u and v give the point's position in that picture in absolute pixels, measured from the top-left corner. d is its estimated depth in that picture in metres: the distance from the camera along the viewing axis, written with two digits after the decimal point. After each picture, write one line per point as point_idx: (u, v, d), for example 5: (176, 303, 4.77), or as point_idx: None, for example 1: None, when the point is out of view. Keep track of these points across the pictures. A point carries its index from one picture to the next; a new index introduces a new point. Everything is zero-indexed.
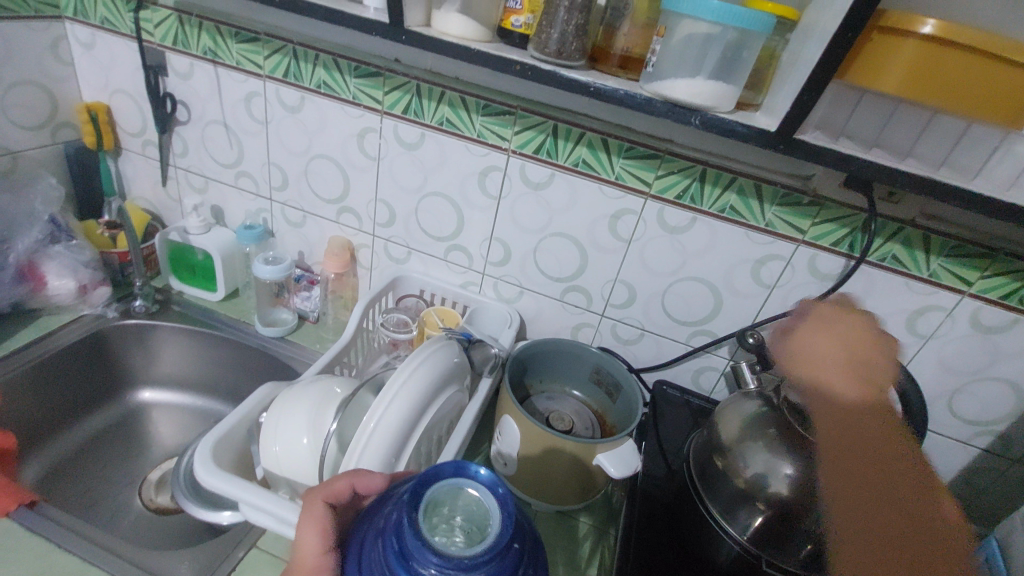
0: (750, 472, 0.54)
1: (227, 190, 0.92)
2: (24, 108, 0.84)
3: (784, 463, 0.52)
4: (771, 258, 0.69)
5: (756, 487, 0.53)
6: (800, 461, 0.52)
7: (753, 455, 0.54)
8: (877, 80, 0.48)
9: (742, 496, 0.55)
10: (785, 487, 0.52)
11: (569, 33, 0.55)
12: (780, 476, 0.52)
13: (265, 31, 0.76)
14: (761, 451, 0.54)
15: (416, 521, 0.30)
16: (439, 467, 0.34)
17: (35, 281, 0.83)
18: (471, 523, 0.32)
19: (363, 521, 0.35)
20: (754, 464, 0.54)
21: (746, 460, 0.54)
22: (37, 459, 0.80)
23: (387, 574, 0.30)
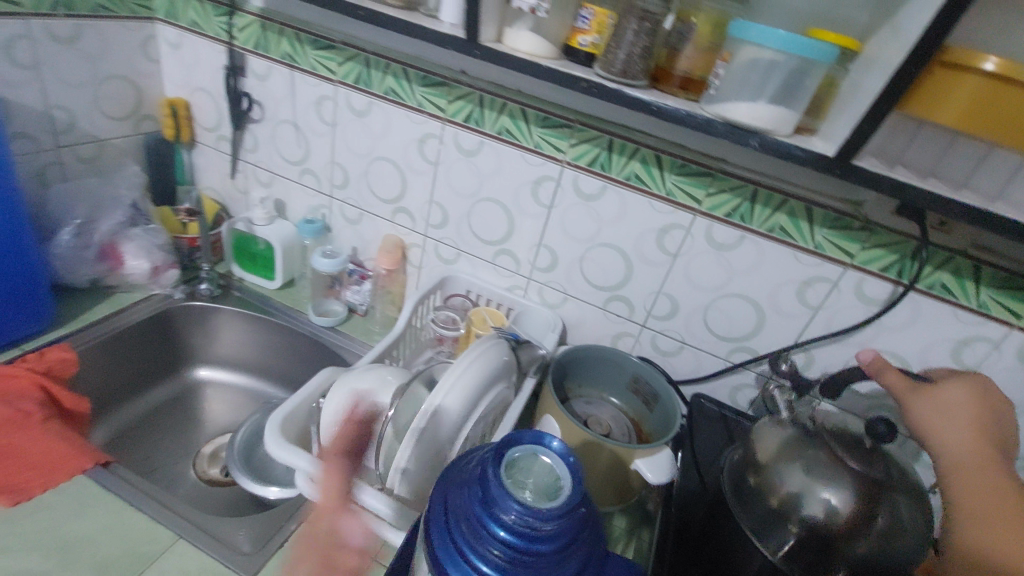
0: (786, 491, 0.55)
1: (291, 186, 0.98)
2: (115, 99, 0.91)
3: (823, 487, 0.54)
4: (817, 279, 0.70)
5: (791, 505, 0.54)
6: (837, 485, 0.53)
7: (789, 475, 0.55)
8: (936, 113, 0.50)
9: (775, 515, 0.55)
10: (821, 510, 0.53)
11: (634, 55, 0.58)
12: (817, 499, 0.53)
13: (341, 40, 0.81)
14: (798, 472, 0.55)
15: (500, 475, 0.34)
16: (520, 433, 0.38)
17: (113, 261, 0.89)
18: (543, 486, 0.36)
19: (442, 476, 0.40)
20: (790, 482, 0.55)
21: (784, 480, 0.55)
22: (105, 425, 0.86)
23: (470, 518, 0.34)
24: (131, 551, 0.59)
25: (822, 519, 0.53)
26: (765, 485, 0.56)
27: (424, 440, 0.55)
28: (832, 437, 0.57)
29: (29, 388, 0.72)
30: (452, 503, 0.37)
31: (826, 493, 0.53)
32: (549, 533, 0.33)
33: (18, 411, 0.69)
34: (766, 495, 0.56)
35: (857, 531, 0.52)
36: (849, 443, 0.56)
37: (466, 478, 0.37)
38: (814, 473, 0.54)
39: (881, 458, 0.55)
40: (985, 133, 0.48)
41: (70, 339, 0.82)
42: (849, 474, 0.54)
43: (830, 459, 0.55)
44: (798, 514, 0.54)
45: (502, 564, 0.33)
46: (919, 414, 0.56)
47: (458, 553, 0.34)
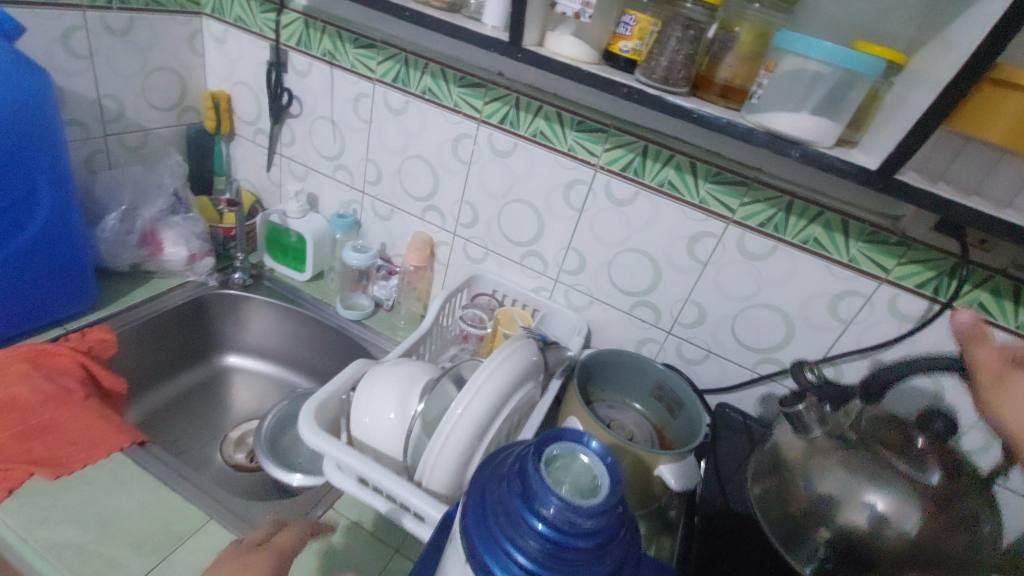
0: (824, 493, 0.51)
1: (324, 180, 1.00)
2: (160, 91, 0.94)
3: (868, 492, 0.49)
4: (849, 293, 0.70)
5: (830, 511, 0.50)
6: (884, 490, 0.49)
7: (828, 478, 0.51)
8: (982, 129, 0.49)
9: (806, 521, 0.51)
10: (865, 517, 0.49)
11: (677, 62, 0.59)
12: (858, 506, 0.49)
13: (382, 39, 0.82)
14: (837, 473, 0.51)
15: (540, 469, 0.36)
16: (559, 431, 0.39)
17: (153, 246, 0.91)
18: (582, 484, 0.37)
19: (481, 468, 0.41)
20: (828, 484, 0.51)
21: (819, 483, 0.51)
22: (139, 405, 0.89)
23: (509, 509, 0.36)
24: (166, 528, 0.61)
25: (864, 527, 0.48)
26: (798, 484, 0.52)
27: (454, 435, 0.56)
28: (874, 444, 0.52)
29: (71, 366, 0.74)
30: (490, 496, 0.38)
31: (872, 498, 0.49)
32: (587, 529, 0.34)
33: (60, 387, 0.71)
34: (799, 493, 0.52)
35: (906, 549, 0.47)
36: (892, 445, 0.52)
37: (505, 472, 0.39)
38: (858, 477, 0.50)
39: (937, 457, 0.51)
40: None
41: (111, 320, 0.85)
42: (898, 481, 0.49)
43: (874, 464, 0.50)
44: (837, 521, 0.49)
45: (540, 556, 0.35)
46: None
47: (496, 543, 0.36)
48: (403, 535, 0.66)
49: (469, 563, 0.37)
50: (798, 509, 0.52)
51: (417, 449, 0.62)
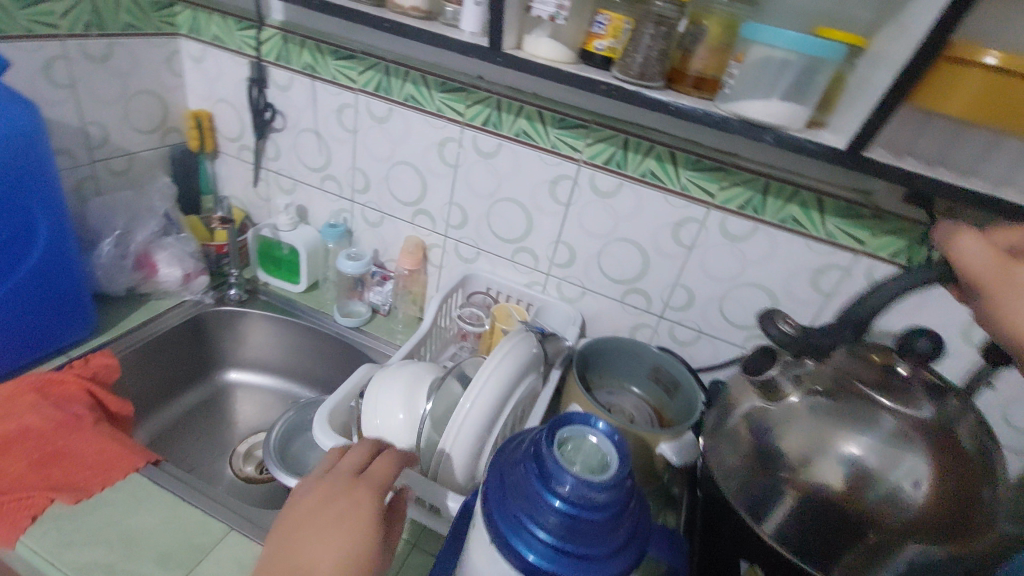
0: (791, 452, 0.53)
1: (313, 192, 1.01)
2: (142, 114, 0.94)
3: (841, 442, 0.52)
4: (828, 268, 0.73)
5: (803, 467, 0.53)
6: (857, 436, 0.52)
7: (795, 431, 0.53)
8: (946, 104, 0.52)
9: (775, 484, 0.54)
10: (838, 473, 0.52)
11: (651, 58, 0.61)
12: (827, 458, 0.52)
13: (361, 50, 0.84)
14: (808, 425, 0.53)
15: (553, 451, 0.39)
16: (568, 414, 0.42)
17: (147, 269, 0.92)
18: (593, 461, 0.40)
19: (498, 454, 0.44)
20: (794, 440, 0.53)
21: (782, 438, 0.54)
22: (146, 426, 0.90)
23: (529, 491, 0.39)
24: (189, 542, 0.63)
25: (839, 485, 0.51)
26: (769, 450, 0.54)
27: (466, 429, 0.59)
28: (857, 391, 0.52)
29: (78, 393, 0.75)
30: (509, 478, 0.42)
31: (844, 446, 0.52)
32: (601, 502, 0.37)
33: (70, 413, 0.72)
34: (779, 468, 0.54)
35: (890, 506, 0.50)
36: (874, 384, 0.52)
37: (521, 457, 0.42)
38: (826, 426, 0.53)
39: (924, 384, 0.51)
40: (993, 122, 0.51)
41: (113, 344, 0.86)
42: (866, 426, 0.52)
43: (837, 415, 0.53)
44: (809, 481, 0.52)
45: (555, 528, 0.38)
46: (1015, 296, 0.43)
47: (520, 523, 0.39)
48: (419, 530, 0.68)
49: (492, 538, 0.41)
50: (772, 479, 0.54)
51: (428, 446, 0.64)
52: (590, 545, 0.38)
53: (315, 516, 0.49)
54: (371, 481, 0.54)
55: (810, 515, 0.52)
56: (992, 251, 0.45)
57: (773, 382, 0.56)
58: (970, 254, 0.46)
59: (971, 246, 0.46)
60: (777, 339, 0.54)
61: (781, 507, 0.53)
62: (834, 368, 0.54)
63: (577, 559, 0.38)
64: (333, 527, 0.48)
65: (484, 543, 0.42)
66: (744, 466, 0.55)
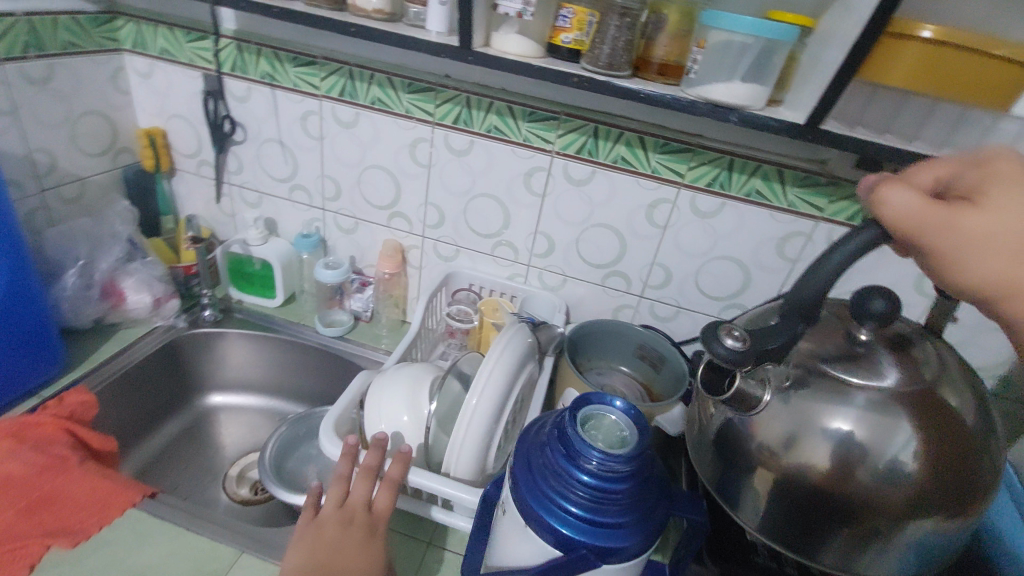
0: (770, 440, 0.47)
1: (281, 203, 0.99)
2: (91, 136, 0.90)
3: (830, 419, 0.45)
4: (793, 236, 0.78)
5: (786, 452, 0.46)
6: (843, 411, 0.45)
7: (772, 423, 0.47)
8: (889, 75, 0.57)
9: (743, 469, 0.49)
10: (826, 452, 0.45)
11: (618, 48, 0.64)
12: (818, 438, 0.45)
13: (322, 55, 0.83)
14: (783, 410, 0.46)
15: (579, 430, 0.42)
16: (586, 396, 0.46)
17: (115, 297, 0.89)
18: (613, 437, 0.44)
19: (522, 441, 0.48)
20: (774, 428, 0.46)
21: (758, 426, 0.47)
22: (131, 459, 0.87)
23: (558, 469, 0.43)
24: (202, 568, 0.62)
25: (829, 465, 0.44)
26: (742, 437, 0.48)
27: (474, 424, 0.60)
28: (825, 374, 0.46)
29: (58, 434, 0.72)
30: (536, 461, 0.45)
31: (835, 425, 0.45)
32: (626, 472, 0.41)
33: (53, 455, 0.69)
34: (751, 452, 0.48)
35: (890, 484, 0.43)
36: (836, 359, 0.47)
37: (547, 440, 0.45)
38: (808, 405, 0.46)
39: (885, 344, 0.47)
40: (929, 88, 0.57)
41: (87, 380, 0.82)
42: (854, 397, 0.45)
43: (825, 391, 0.46)
44: (793, 465, 0.45)
45: (584, 502, 0.42)
46: (954, 246, 0.38)
47: (551, 500, 0.43)
48: (434, 528, 0.70)
49: (524, 520, 0.44)
50: (743, 461, 0.48)
51: (436, 444, 0.65)
52: (617, 514, 0.42)
53: (339, 550, 0.55)
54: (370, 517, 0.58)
55: (795, 498, 0.46)
56: (920, 201, 0.38)
57: (751, 398, 0.47)
58: (898, 212, 0.39)
59: (899, 200, 0.39)
60: (729, 361, 0.43)
61: (753, 492, 0.49)
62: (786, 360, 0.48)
63: (606, 529, 0.42)
64: (357, 556, 0.55)
65: (517, 525, 0.45)
66: (712, 445, 0.51)
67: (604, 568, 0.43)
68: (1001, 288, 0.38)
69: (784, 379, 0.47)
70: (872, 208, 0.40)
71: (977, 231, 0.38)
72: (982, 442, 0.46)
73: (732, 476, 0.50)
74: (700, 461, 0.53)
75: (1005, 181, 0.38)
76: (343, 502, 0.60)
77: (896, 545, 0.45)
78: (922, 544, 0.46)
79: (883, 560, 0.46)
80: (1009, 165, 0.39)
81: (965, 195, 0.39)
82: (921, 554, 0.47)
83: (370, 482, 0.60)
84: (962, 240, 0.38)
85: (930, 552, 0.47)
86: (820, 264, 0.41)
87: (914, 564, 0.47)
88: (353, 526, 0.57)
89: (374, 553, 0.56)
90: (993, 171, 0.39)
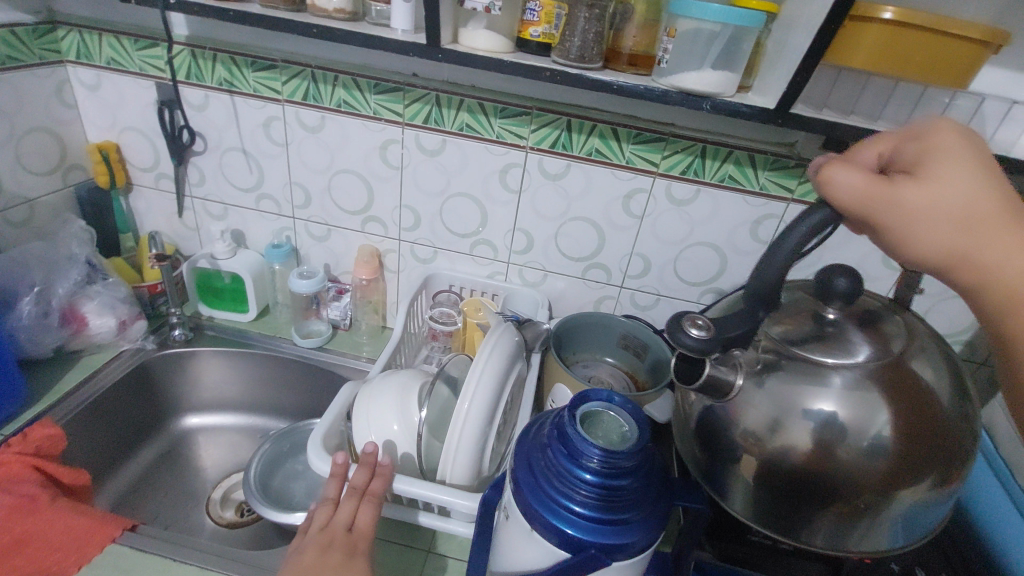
0: (754, 426, 0.47)
1: (248, 214, 0.95)
2: (37, 154, 0.85)
3: (810, 400, 0.46)
4: (765, 218, 0.79)
5: (769, 436, 0.47)
6: (823, 391, 0.46)
7: (751, 405, 0.48)
8: (851, 59, 0.60)
9: (727, 457, 0.49)
10: (808, 432, 0.45)
11: (589, 40, 0.63)
12: (799, 420, 0.46)
13: (282, 58, 0.80)
14: (764, 392, 0.47)
15: (578, 430, 0.42)
16: (582, 394, 0.46)
17: (76, 323, 0.85)
18: (613, 434, 0.44)
19: (522, 447, 0.48)
20: (756, 412, 0.47)
21: (741, 412, 0.48)
22: (105, 491, 0.83)
23: (560, 470, 0.43)
24: None
25: (811, 446, 0.45)
26: (726, 424, 0.49)
27: (467, 427, 0.60)
28: (793, 356, 0.47)
29: (23, 471, 0.68)
30: (537, 464, 0.45)
31: (816, 407, 0.45)
32: (629, 466, 0.41)
33: (21, 496, 0.65)
34: (736, 438, 0.49)
35: (871, 461, 0.44)
36: (804, 340, 0.48)
37: (546, 442, 0.45)
38: (793, 387, 0.46)
39: (853, 321, 0.49)
40: (891, 69, 0.58)
41: (50, 413, 0.78)
42: (832, 375, 0.46)
43: (802, 370, 0.47)
44: (777, 449, 0.46)
45: (588, 501, 0.42)
46: (899, 219, 0.40)
47: (556, 500, 0.43)
48: (431, 535, 0.69)
49: (529, 523, 0.44)
50: (728, 448, 0.49)
51: (430, 451, 0.64)
52: (623, 509, 0.42)
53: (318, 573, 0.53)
54: (353, 539, 0.57)
55: (779, 482, 0.47)
56: (864, 179, 0.40)
57: (723, 383, 0.47)
58: (844, 190, 0.41)
59: (843, 180, 0.41)
60: (693, 350, 0.44)
61: (737, 480, 0.49)
62: (757, 346, 0.50)
63: (613, 525, 0.42)
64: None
65: (522, 529, 0.46)
66: (697, 435, 0.53)
67: (614, 566, 0.43)
68: (942, 256, 0.40)
69: (754, 364, 0.49)
70: (821, 186, 0.42)
71: (918, 205, 0.39)
72: (960, 414, 0.47)
73: (719, 464, 0.50)
74: (687, 451, 0.54)
75: (946, 154, 0.39)
76: (326, 525, 0.59)
77: (881, 520, 0.46)
78: (906, 517, 0.47)
79: (869, 536, 0.47)
80: (952, 137, 0.40)
81: (909, 168, 0.41)
82: (907, 527, 0.48)
83: (353, 501, 0.59)
84: (906, 214, 0.39)
85: (913, 525, 0.48)
86: (781, 240, 0.43)
87: (901, 537, 0.48)
88: (333, 548, 0.56)
89: (355, 571, 0.54)
90: (935, 144, 0.40)
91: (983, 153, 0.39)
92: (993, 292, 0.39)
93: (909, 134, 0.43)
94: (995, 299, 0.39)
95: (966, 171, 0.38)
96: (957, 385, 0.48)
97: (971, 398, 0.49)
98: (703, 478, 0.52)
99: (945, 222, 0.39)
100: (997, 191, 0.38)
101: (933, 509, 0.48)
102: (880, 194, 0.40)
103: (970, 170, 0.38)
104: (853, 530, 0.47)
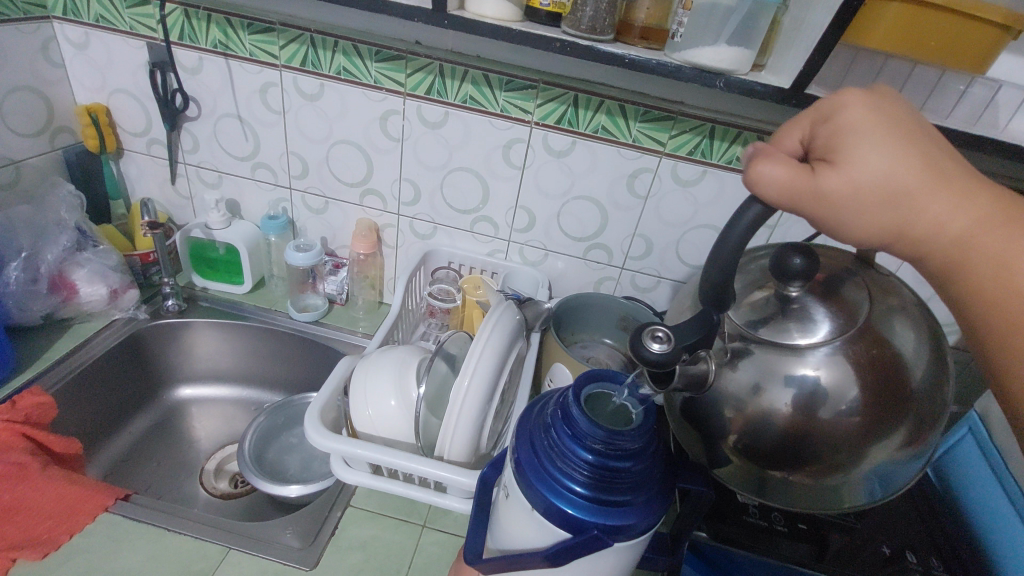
0: (736, 392, 0.47)
1: (244, 182, 0.93)
2: (22, 114, 0.82)
3: (794, 367, 0.45)
4: (772, 222, 0.79)
5: (753, 399, 0.46)
6: (814, 360, 0.45)
7: (733, 383, 0.47)
8: (870, 38, 0.58)
9: (714, 431, 0.49)
10: (790, 398, 0.45)
11: (601, 11, 0.61)
12: (781, 385, 0.45)
13: (279, 21, 0.76)
14: (749, 363, 0.46)
15: (583, 411, 0.43)
16: (588, 372, 0.47)
17: (66, 290, 0.83)
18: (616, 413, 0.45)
19: (523, 426, 0.49)
20: (737, 380, 0.47)
21: (725, 382, 0.47)
22: (98, 459, 0.83)
23: (564, 450, 0.43)
24: (187, 569, 0.60)
25: (791, 409, 0.45)
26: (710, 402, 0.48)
27: (467, 404, 0.59)
28: (761, 340, 0.46)
29: (12, 439, 0.67)
30: (539, 444, 0.45)
31: (800, 373, 0.45)
32: (633, 447, 0.42)
33: (10, 463, 0.64)
34: (721, 408, 0.48)
35: (843, 421, 0.44)
36: (771, 321, 0.47)
37: (548, 422, 0.46)
38: (779, 355, 0.45)
39: (829, 290, 0.48)
40: (909, 52, 0.57)
41: (41, 381, 0.77)
42: (818, 343, 0.45)
43: (779, 345, 0.46)
44: (757, 412, 0.46)
45: (592, 482, 0.42)
46: (828, 209, 0.39)
47: (559, 481, 0.43)
48: (427, 510, 0.69)
49: (530, 502, 0.45)
50: (714, 419, 0.48)
51: (427, 429, 0.64)
52: (627, 491, 0.43)
53: None
54: None
55: (757, 443, 0.46)
56: (793, 173, 0.39)
57: (698, 378, 0.46)
58: (773, 188, 0.39)
59: (772, 177, 0.39)
60: (656, 364, 0.42)
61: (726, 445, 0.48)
62: (723, 335, 0.48)
63: (618, 507, 0.43)
64: None
65: (523, 507, 0.46)
66: (683, 408, 0.51)
67: (614, 545, 0.43)
68: (877, 233, 0.40)
69: (724, 354, 0.48)
70: (750, 186, 0.40)
71: (845, 192, 0.38)
72: (938, 381, 0.46)
73: (705, 435, 0.50)
74: (676, 426, 0.54)
75: (858, 134, 0.38)
76: None
77: (856, 477, 0.46)
78: (881, 474, 0.46)
79: (840, 493, 0.47)
80: (859, 114, 0.39)
81: (824, 154, 0.40)
82: (883, 482, 0.47)
83: None
84: (835, 205, 0.39)
85: (893, 479, 0.47)
86: (740, 217, 0.42)
87: (877, 491, 0.48)
88: None
89: None
90: (846, 125, 0.39)
91: (892, 122, 0.39)
92: (927, 255, 0.40)
93: (818, 113, 0.41)
94: (931, 260, 0.41)
95: (882, 149, 0.38)
96: (933, 353, 0.46)
97: (947, 362, 0.47)
98: (696, 454, 0.52)
99: (876, 201, 0.38)
100: (914, 159, 0.38)
101: (909, 465, 0.47)
102: (813, 187, 0.38)
103: (884, 148, 0.38)
104: (828, 486, 0.46)
